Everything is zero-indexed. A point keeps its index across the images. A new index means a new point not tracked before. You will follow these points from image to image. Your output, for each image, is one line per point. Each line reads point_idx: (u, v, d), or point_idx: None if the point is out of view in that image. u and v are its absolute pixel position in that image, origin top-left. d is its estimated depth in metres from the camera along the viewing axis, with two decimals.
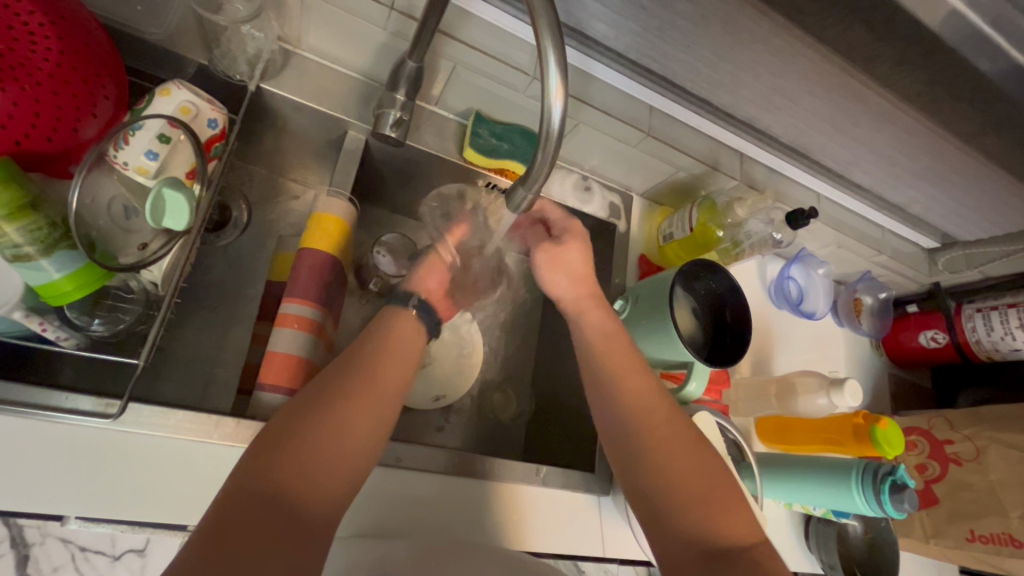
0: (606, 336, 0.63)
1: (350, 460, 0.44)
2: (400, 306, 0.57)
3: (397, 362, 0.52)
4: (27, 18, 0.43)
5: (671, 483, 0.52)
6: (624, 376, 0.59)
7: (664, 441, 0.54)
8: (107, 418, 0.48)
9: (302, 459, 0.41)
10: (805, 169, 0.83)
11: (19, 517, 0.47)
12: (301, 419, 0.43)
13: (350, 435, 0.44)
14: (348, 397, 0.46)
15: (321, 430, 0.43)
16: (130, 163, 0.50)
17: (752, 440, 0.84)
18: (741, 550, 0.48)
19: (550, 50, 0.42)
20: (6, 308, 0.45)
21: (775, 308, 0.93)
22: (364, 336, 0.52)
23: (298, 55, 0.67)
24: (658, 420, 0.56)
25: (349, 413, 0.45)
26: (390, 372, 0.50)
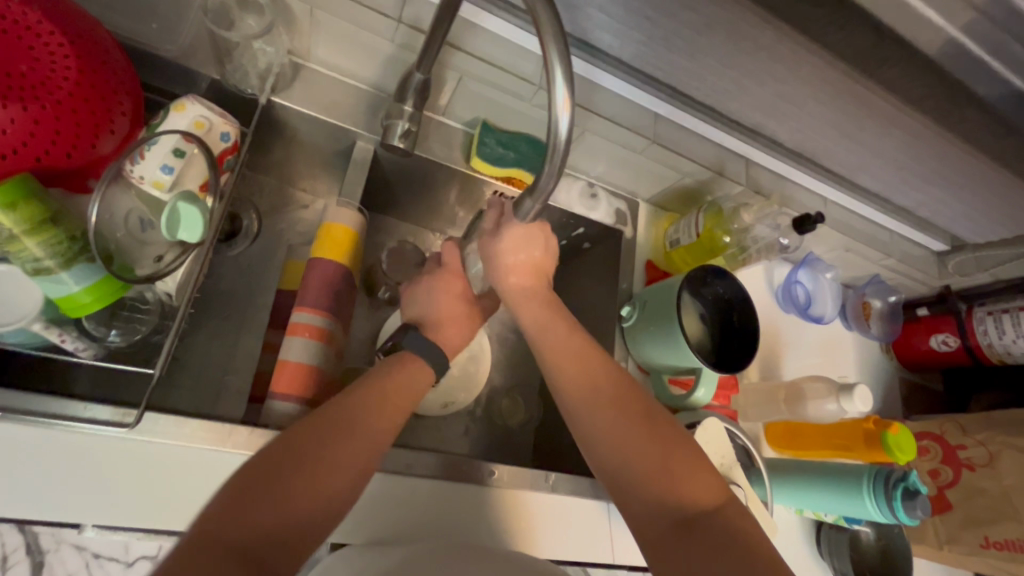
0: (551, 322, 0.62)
1: (323, 506, 0.43)
2: (406, 358, 0.56)
3: (390, 406, 0.51)
4: (48, 38, 0.44)
5: (642, 471, 0.52)
6: (582, 365, 0.59)
7: (622, 424, 0.54)
8: (125, 427, 0.49)
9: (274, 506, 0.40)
10: (812, 173, 0.83)
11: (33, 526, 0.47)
12: (279, 462, 0.42)
13: (329, 482, 0.44)
14: (334, 445, 0.45)
15: (295, 478, 0.42)
16: (146, 177, 0.51)
17: (761, 446, 0.83)
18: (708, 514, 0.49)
19: (556, 62, 0.43)
20: (26, 321, 0.47)
21: (783, 313, 0.93)
22: (361, 381, 0.52)
23: (308, 68, 0.68)
24: (611, 404, 0.56)
25: (331, 462, 0.44)
26: (382, 418, 0.50)
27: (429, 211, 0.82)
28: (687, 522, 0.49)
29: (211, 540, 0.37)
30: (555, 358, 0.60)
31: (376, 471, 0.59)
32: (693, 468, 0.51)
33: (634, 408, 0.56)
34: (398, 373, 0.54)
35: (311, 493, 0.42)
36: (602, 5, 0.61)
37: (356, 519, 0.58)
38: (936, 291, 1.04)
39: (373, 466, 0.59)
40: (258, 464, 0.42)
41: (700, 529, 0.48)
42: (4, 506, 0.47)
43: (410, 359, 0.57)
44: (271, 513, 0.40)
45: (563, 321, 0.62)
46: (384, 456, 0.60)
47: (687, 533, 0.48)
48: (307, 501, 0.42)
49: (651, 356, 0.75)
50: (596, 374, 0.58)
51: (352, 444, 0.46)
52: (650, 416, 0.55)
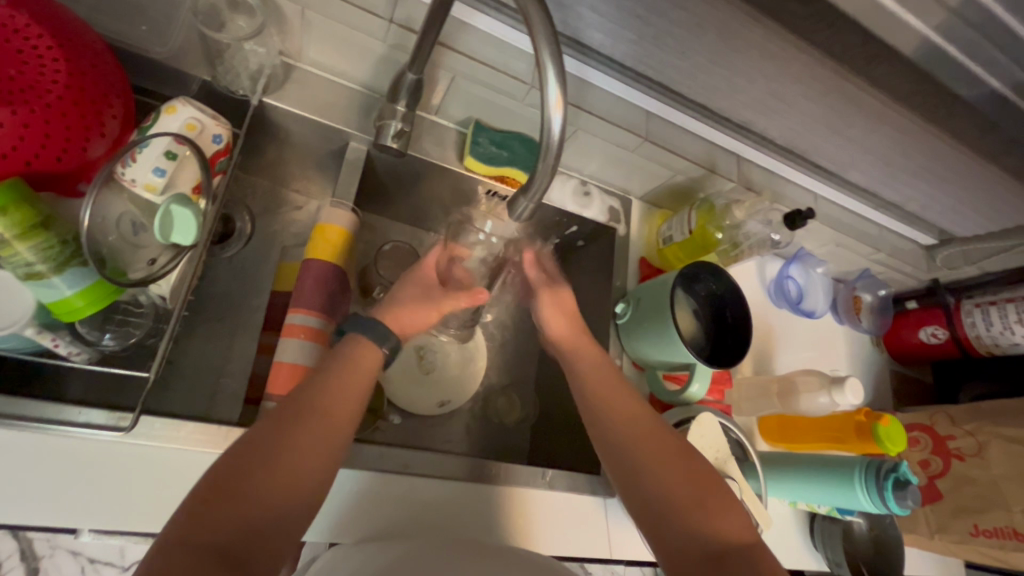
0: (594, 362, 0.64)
1: (288, 508, 0.42)
2: (364, 346, 0.53)
3: (346, 398, 0.49)
4: (36, 42, 0.44)
5: (676, 495, 0.53)
6: (622, 394, 0.61)
7: (660, 450, 0.56)
8: (121, 432, 0.48)
9: (236, 514, 0.39)
10: (802, 169, 0.84)
11: (28, 531, 0.47)
12: (236, 470, 0.41)
13: (289, 485, 0.43)
14: (290, 448, 0.44)
15: (254, 485, 0.41)
16: (137, 180, 0.50)
17: (755, 439, 0.85)
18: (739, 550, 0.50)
19: (548, 61, 0.43)
20: (19, 325, 0.46)
21: (775, 308, 0.94)
22: (314, 375, 0.49)
23: (300, 69, 0.68)
24: (649, 431, 0.57)
25: (290, 464, 0.43)
26: (340, 412, 0.48)
27: (423, 212, 0.82)
28: (719, 548, 0.50)
29: (176, 554, 0.36)
30: (595, 385, 0.62)
31: (374, 470, 0.60)
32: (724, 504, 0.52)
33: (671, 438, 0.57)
34: (355, 361, 0.52)
35: (272, 498, 0.42)
36: (594, 4, 0.61)
37: (354, 518, 0.58)
38: (925, 284, 1.06)
39: (371, 466, 0.59)
40: (216, 473, 0.41)
41: (728, 555, 0.49)
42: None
43: (365, 346, 0.53)
44: (234, 521, 0.39)
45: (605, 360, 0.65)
46: (381, 455, 0.60)
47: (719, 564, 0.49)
48: (269, 506, 0.41)
49: (646, 353, 0.75)
50: (635, 403, 0.60)
51: (310, 440, 0.45)
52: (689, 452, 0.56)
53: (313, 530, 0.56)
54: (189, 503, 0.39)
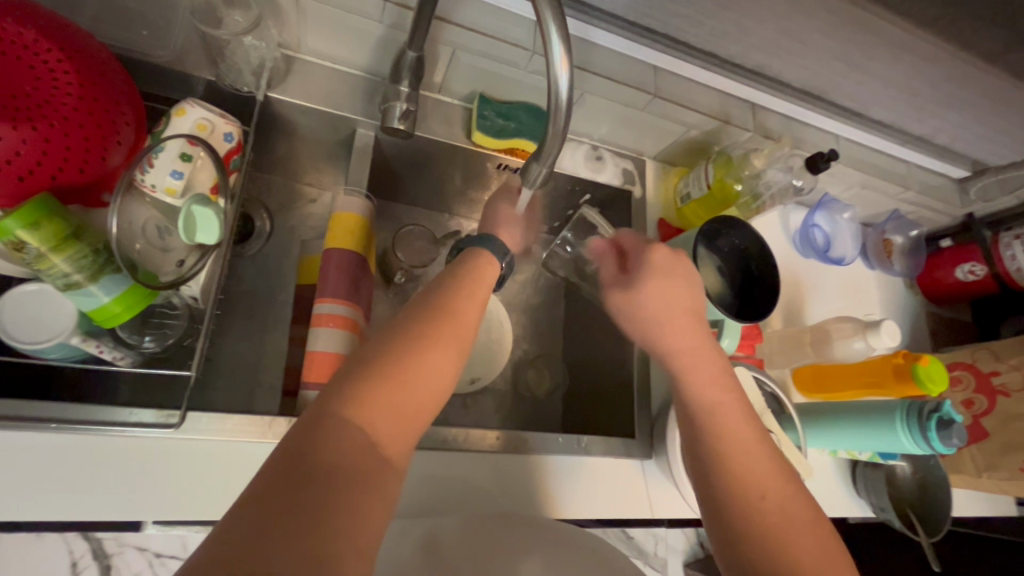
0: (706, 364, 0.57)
1: (421, 410, 0.41)
2: (487, 259, 0.54)
3: (476, 306, 0.48)
4: (47, 56, 0.45)
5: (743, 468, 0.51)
6: (695, 354, 0.56)
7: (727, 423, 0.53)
8: (170, 428, 0.51)
9: (393, 391, 0.39)
10: (820, 111, 0.81)
11: (97, 531, 0.51)
12: (380, 357, 0.41)
13: (433, 377, 0.42)
14: (434, 335, 0.43)
15: (406, 365, 0.41)
16: (158, 185, 0.51)
17: (790, 391, 0.83)
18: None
19: (550, 21, 0.39)
20: (64, 336, 0.48)
21: (802, 258, 0.92)
22: (439, 281, 0.49)
23: (300, 60, 0.68)
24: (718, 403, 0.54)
25: (433, 355, 0.42)
26: (471, 319, 0.47)
27: (438, 192, 0.82)
28: (782, 536, 0.47)
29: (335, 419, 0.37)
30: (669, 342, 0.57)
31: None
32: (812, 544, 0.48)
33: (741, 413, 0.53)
34: (479, 270, 0.51)
35: (415, 389, 0.40)
36: None
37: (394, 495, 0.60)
38: (958, 220, 1.02)
39: None
40: (362, 365, 0.40)
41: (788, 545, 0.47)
42: (69, 512, 0.49)
43: (484, 262, 0.53)
44: (388, 405, 0.39)
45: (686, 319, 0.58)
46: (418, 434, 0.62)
47: None
48: (412, 398, 0.40)
49: None
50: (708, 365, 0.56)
51: (447, 343, 0.44)
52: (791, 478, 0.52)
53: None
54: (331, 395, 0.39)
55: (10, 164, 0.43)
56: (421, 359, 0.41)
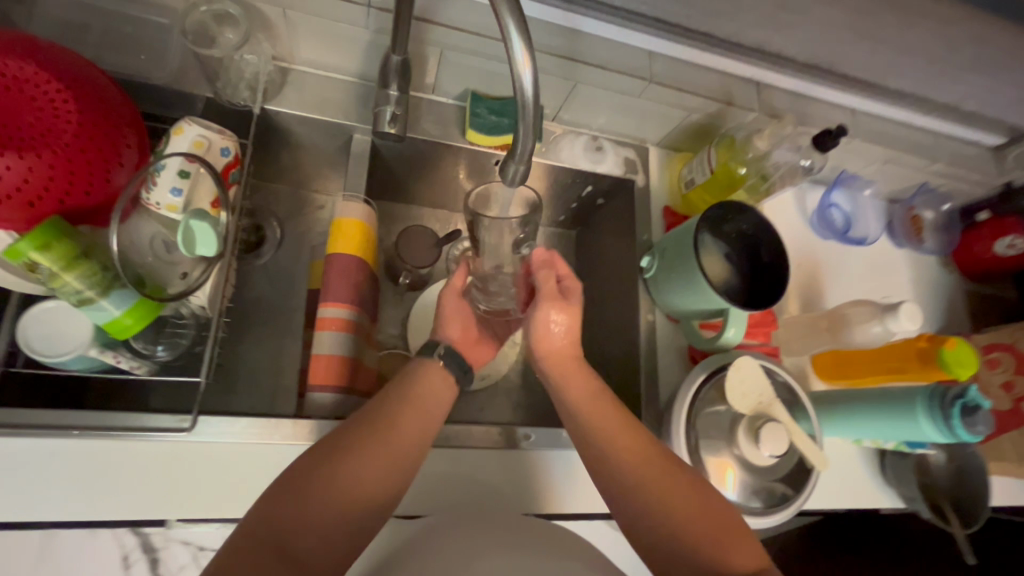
0: (586, 400, 0.57)
1: (340, 525, 0.44)
2: (426, 362, 0.57)
3: (419, 414, 0.52)
4: (46, 87, 0.47)
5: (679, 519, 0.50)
6: (568, 369, 0.59)
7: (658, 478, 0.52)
8: (184, 431, 0.54)
9: (310, 508, 0.43)
10: (831, 85, 0.77)
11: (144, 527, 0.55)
12: (302, 475, 0.44)
13: (355, 488, 0.45)
14: (359, 448, 0.47)
15: (326, 479, 0.44)
16: (161, 203, 0.54)
17: (809, 379, 0.81)
18: None
19: (508, 17, 0.38)
20: (83, 349, 0.52)
21: (821, 239, 0.89)
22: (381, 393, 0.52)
23: (295, 71, 0.69)
24: (643, 458, 0.53)
25: (355, 467, 0.46)
26: (411, 423, 0.50)
27: (439, 193, 0.83)
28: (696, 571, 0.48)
29: (251, 540, 0.40)
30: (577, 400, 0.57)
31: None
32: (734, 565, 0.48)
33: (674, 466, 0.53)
34: (423, 377, 0.55)
35: (333, 504, 0.44)
36: None
37: (400, 494, 0.62)
38: (995, 191, 0.94)
39: None
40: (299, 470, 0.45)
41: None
42: (101, 511, 0.53)
43: (429, 366, 0.56)
44: (300, 521, 0.42)
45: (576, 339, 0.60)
46: None
47: None
48: (332, 509, 0.43)
49: (677, 303, 0.73)
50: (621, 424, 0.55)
51: (373, 456, 0.47)
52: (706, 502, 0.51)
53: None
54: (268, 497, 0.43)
55: (20, 192, 0.46)
56: (352, 460, 0.46)
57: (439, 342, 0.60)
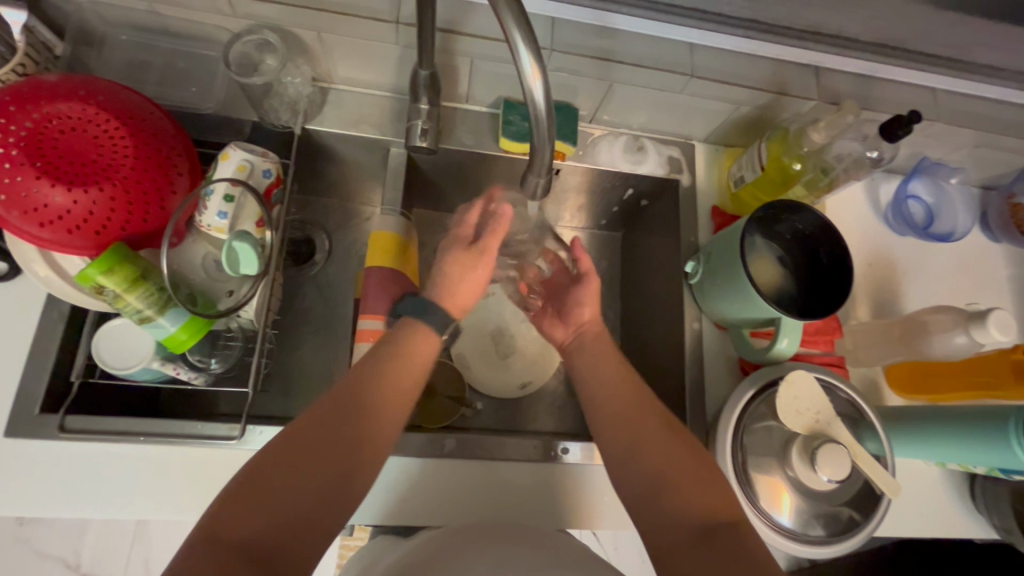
0: (596, 342, 0.64)
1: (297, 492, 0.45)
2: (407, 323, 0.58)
3: (384, 378, 0.53)
4: (107, 126, 0.52)
5: (683, 485, 0.50)
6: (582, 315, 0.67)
7: (665, 444, 0.53)
8: (233, 440, 0.58)
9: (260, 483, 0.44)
10: (904, 64, 0.69)
11: None
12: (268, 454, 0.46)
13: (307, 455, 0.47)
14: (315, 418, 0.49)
15: (280, 452, 0.46)
16: (211, 225, 0.58)
17: (882, 391, 0.73)
18: (726, 524, 0.48)
19: (515, 28, 0.37)
20: (147, 361, 0.56)
21: (897, 236, 0.80)
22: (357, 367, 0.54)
23: (333, 90, 0.72)
24: (631, 394, 0.57)
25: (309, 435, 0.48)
26: (367, 388, 0.52)
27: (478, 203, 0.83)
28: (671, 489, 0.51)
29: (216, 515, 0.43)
30: (596, 376, 0.60)
31: (435, 456, 0.64)
32: (715, 491, 0.50)
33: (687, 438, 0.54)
34: (400, 338, 0.56)
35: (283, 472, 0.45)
36: None
37: (438, 503, 0.64)
38: None
39: (452, 453, 0.64)
40: (265, 461, 0.46)
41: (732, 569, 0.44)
42: (164, 510, 0.57)
43: (409, 329, 0.57)
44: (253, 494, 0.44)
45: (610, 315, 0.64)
46: (459, 443, 0.65)
47: (705, 543, 0.47)
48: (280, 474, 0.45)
49: (723, 311, 0.68)
50: (634, 392, 0.58)
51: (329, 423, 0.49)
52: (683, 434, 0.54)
53: (370, 517, 0.63)
54: (229, 499, 0.44)
55: (87, 222, 0.51)
56: (304, 432, 0.48)
57: (446, 320, 0.59)
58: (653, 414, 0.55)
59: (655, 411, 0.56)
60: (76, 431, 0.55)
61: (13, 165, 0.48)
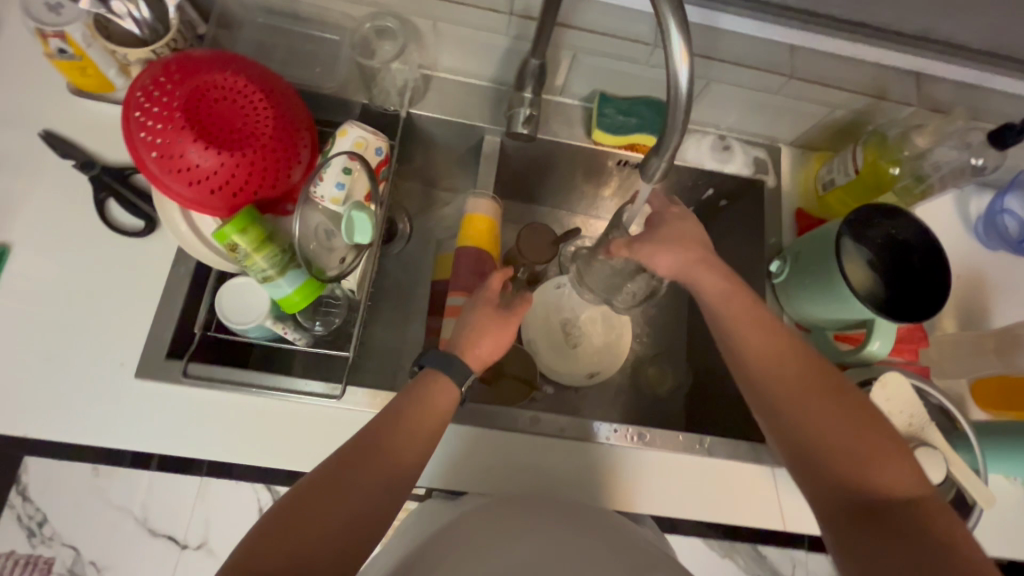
0: (721, 293, 0.58)
1: (316, 544, 0.44)
2: (431, 372, 0.57)
3: (405, 426, 0.52)
4: (252, 97, 0.56)
5: (857, 461, 0.48)
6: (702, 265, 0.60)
7: (829, 416, 0.50)
8: (334, 398, 0.62)
9: (280, 535, 0.44)
10: (1011, 75, 0.68)
11: None
12: (289, 506, 0.46)
13: (325, 506, 0.46)
14: (335, 469, 0.48)
15: (298, 505, 0.46)
16: (325, 196, 0.61)
17: (967, 406, 0.71)
18: (897, 504, 0.46)
19: (669, 15, 0.39)
20: (261, 319, 0.60)
21: (988, 251, 0.78)
22: (379, 414, 0.53)
23: (436, 77, 0.75)
24: (789, 355, 0.53)
25: (331, 487, 0.47)
26: (388, 437, 0.51)
27: (558, 193, 0.86)
28: (846, 458, 0.48)
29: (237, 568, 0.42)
30: (757, 345, 0.54)
31: (501, 429, 0.67)
32: (888, 463, 0.48)
33: (871, 414, 0.50)
34: (422, 387, 0.56)
35: (302, 525, 0.45)
36: None
37: (514, 477, 0.66)
38: None
39: (532, 429, 0.67)
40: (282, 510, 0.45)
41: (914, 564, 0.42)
42: (266, 459, 0.61)
43: (432, 379, 0.57)
44: (273, 546, 0.43)
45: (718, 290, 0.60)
46: (538, 420, 0.68)
47: (877, 521, 0.46)
48: (301, 526, 0.45)
49: (808, 312, 0.69)
50: (811, 363, 0.53)
51: (350, 473, 0.48)
52: (853, 397, 0.51)
53: (452, 482, 0.65)
54: (250, 550, 0.43)
55: (228, 185, 0.55)
56: (322, 482, 0.47)
57: (466, 379, 0.58)
58: (817, 376, 0.52)
59: (821, 371, 0.52)
60: (196, 377, 0.60)
61: (173, 128, 0.53)
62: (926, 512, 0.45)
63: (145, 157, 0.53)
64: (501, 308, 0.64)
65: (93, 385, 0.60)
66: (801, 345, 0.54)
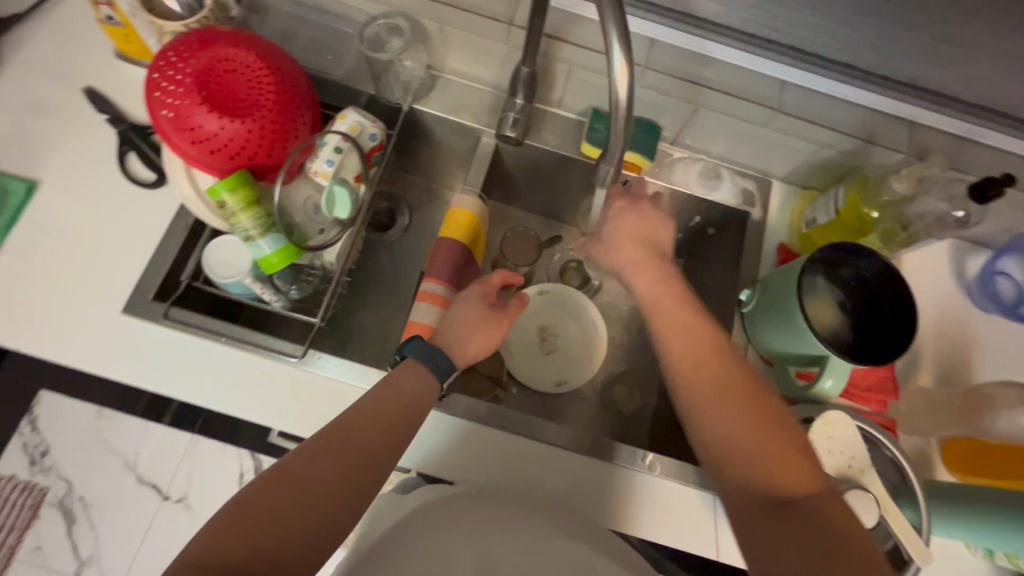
0: (661, 301, 0.61)
1: (283, 527, 0.45)
2: (414, 363, 0.59)
3: (378, 413, 0.53)
4: (259, 72, 0.62)
5: (760, 459, 0.49)
6: (642, 273, 0.63)
7: (734, 418, 0.52)
8: (296, 358, 0.65)
9: (248, 516, 0.45)
10: (1002, 132, 0.68)
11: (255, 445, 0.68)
12: (263, 489, 0.47)
13: (297, 490, 0.47)
14: (309, 453, 0.49)
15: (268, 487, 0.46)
16: (317, 171, 0.66)
17: (932, 465, 0.69)
18: (798, 499, 0.47)
19: (613, 27, 0.42)
20: (241, 276, 0.65)
21: (978, 312, 0.75)
22: (356, 403, 0.55)
23: (443, 78, 0.79)
24: (705, 361, 0.55)
25: (303, 471, 0.48)
26: (363, 425, 0.52)
27: (548, 201, 0.88)
28: (750, 456, 0.50)
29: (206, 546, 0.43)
30: (686, 363, 0.56)
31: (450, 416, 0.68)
32: (789, 459, 0.49)
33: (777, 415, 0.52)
34: (401, 376, 0.57)
35: (274, 506, 0.46)
36: None
37: (456, 464, 0.67)
38: None
39: (481, 420, 0.69)
40: (254, 491, 0.46)
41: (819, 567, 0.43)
42: (226, 405, 0.65)
43: (410, 367, 0.59)
44: (240, 527, 0.44)
45: (670, 306, 0.60)
46: (490, 412, 0.69)
47: (777, 516, 0.47)
48: (271, 507, 0.45)
49: (770, 344, 0.68)
50: (726, 370, 0.55)
51: (323, 458, 0.49)
52: (764, 403, 0.52)
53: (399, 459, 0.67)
54: (220, 530, 0.44)
55: (225, 148, 0.60)
56: (296, 466, 0.48)
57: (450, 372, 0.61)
58: (731, 383, 0.54)
59: (734, 379, 0.54)
60: (175, 321, 0.65)
61: (184, 91, 0.59)
62: (822, 508, 0.46)
63: (157, 115, 0.59)
64: (496, 305, 0.67)
65: (85, 315, 0.66)
66: (720, 352, 0.56)
